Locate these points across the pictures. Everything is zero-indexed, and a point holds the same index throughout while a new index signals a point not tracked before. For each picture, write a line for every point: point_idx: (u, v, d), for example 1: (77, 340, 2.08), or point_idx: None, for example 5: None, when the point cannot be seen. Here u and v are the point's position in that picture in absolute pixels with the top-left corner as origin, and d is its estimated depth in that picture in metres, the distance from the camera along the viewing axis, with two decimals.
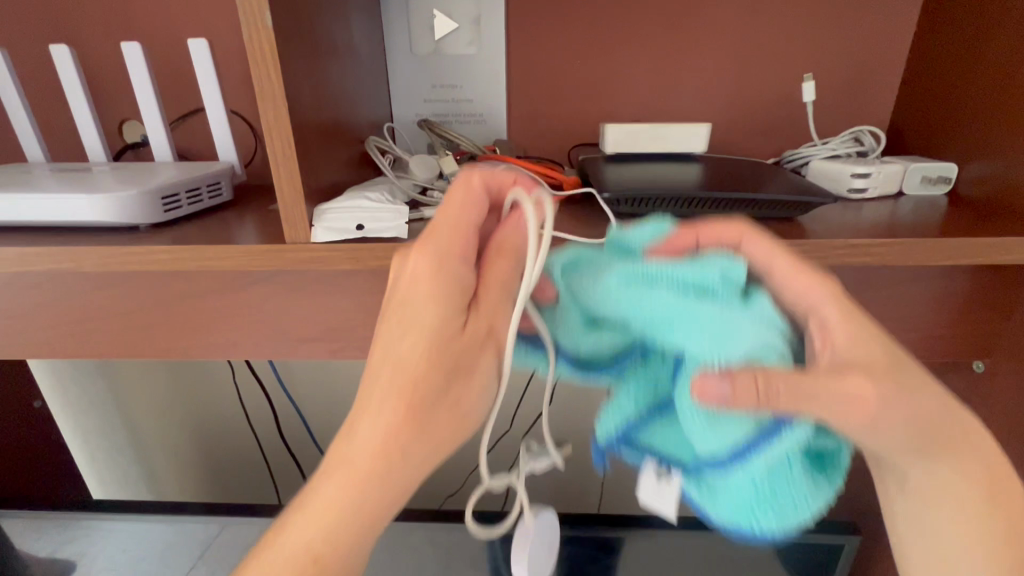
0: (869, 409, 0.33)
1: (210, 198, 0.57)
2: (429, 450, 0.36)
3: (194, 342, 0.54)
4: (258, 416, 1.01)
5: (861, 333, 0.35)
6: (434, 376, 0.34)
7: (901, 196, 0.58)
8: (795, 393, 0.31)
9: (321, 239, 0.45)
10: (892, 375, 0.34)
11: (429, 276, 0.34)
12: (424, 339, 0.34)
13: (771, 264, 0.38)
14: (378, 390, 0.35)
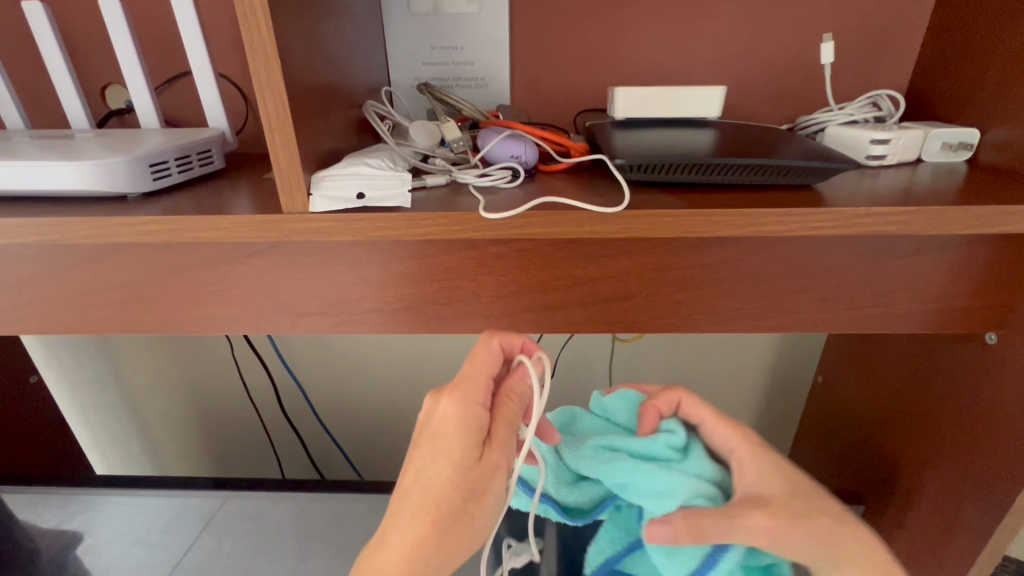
0: (772, 535, 0.41)
1: (200, 167, 0.54)
2: (447, 554, 0.40)
3: (190, 316, 0.52)
4: (258, 391, 1.00)
5: (765, 468, 0.44)
6: (455, 501, 0.39)
7: (919, 163, 0.56)
8: (722, 532, 0.40)
9: (320, 208, 0.43)
10: (790, 506, 0.42)
11: (453, 422, 0.39)
12: (448, 471, 0.39)
13: (702, 418, 0.48)
14: (406, 510, 0.39)
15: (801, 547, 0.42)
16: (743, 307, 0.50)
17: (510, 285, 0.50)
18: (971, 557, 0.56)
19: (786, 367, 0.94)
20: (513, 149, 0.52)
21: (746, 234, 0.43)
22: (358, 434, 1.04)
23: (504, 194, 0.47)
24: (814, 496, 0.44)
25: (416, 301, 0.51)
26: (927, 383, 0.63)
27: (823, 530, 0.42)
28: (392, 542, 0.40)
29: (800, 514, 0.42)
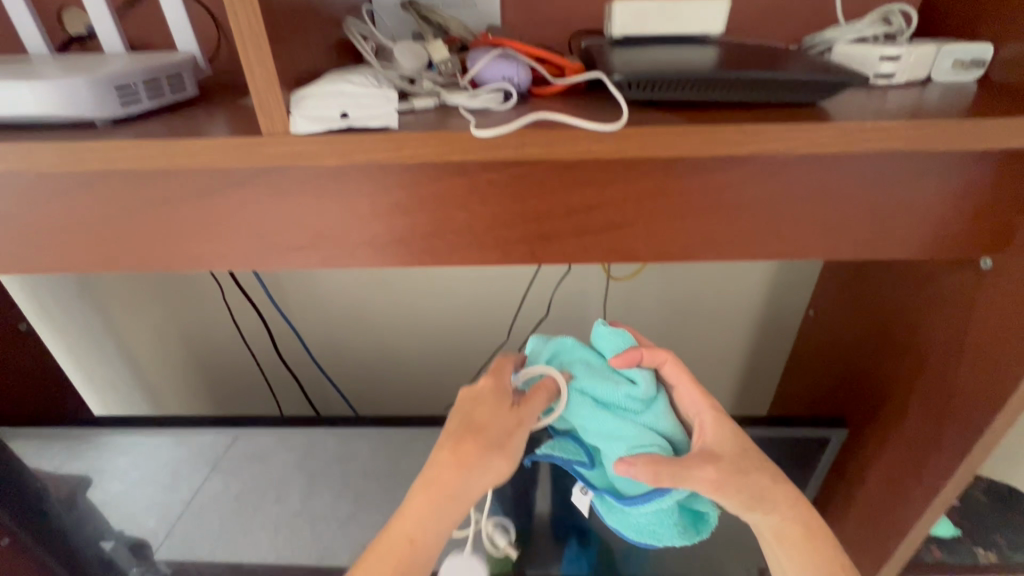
0: (718, 484, 0.48)
1: (173, 93, 0.51)
2: (482, 483, 0.48)
3: (174, 252, 0.51)
4: (255, 338, 1.02)
5: (721, 430, 0.51)
6: (489, 437, 0.49)
7: (928, 83, 0.54)
8: (677, 477, 0.47)
9: (301, 129, 0.40)
10: (732, 462, 0.50)
11: (491, 386, 0.52)
12: (487, 414, 0.50)
13: (679, 386, 0.54)
14: (450, 442, 0.49)
15: (733, 498, 0.50)
16: (741, 234, 0.49)
17: (504, 215, 0.49)
18: (948, 473, 0.59)
19: (777, 302, 0.96)
20: (504, 70, 0.49)
21: (748, 152, 0.42)
22: (357, 375, 1.05)
23: (496, 116, 0.45)
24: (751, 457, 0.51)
25: (407, 233, 0.50)
26: (918, 313, 0.64)
27: (753, 479, 0.50)
28: (437, 470, 0.48)
29: (741, 472, 0.49)
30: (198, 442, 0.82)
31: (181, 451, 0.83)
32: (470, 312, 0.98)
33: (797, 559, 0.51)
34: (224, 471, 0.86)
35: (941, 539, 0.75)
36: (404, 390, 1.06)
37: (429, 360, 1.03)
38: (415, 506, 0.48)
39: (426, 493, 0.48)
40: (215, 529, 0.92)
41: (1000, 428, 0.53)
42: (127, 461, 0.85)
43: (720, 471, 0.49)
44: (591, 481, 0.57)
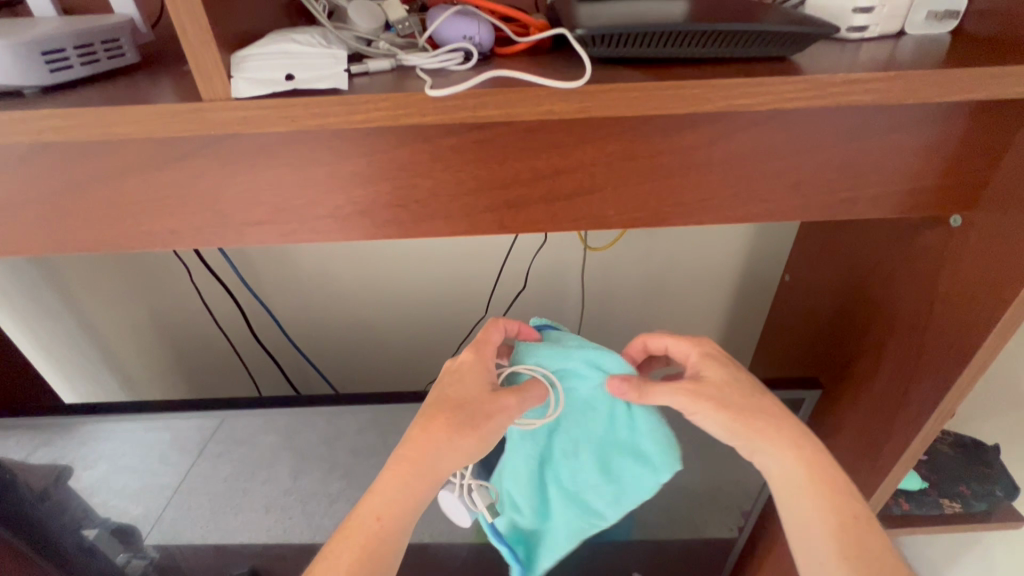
0: (699, 395, 0.52)
1: (111, 59, 0.48)
2: (455, 459, 0.49)
3: (126, 230, 0.48)
4: (228, 320, 1.00)
5: (707, 361, 0.55)
6: (463, 414, 0.49)
7: (902, 36, 0.52)
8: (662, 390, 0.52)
9: (244, 94, 0.38)
10: (717, 386, 0.53)
11: (471, 362, 0.53)
12: (463, 392, 0.51)
13: (677, 348, 0.57)
14: (425, 417, 0.50)
15: (721, 423, 0.52)
16: (712, 197, 0.48)
17: (469, 182, 0.47)
18: (917, 426, 0.60)
19: (753, 267, 0.96)
20: (465, 29, 0.47)
21: (717, 108, 0.40)
22: (336, 354, 1.04)
23: (456, 76, 0.43)
24: (739, 385, 0.54)
25: (370, 204, 0.48)
26: (890, 271, 0.64)
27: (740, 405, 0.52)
28: (409, 444, 0.49)
29: (725, 397, 0.52)
30: (182, 427, 0.81)
31: (166, 436, 0.82)
32: (447, 287, 0.97)
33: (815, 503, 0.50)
34: (210, 454, 0.84)
35: (909, 492, 0.77)
36: (384, 367, 1.06)
37: (408, 336, 1.02)
38: (385, 480, 0.48)
39: (398, 466, 0.49)
40: (205, 514, 0.91)
41: (967, 380, 0.55)
42: (105, 449, 0.83)
43: (698, 394, 0.52)
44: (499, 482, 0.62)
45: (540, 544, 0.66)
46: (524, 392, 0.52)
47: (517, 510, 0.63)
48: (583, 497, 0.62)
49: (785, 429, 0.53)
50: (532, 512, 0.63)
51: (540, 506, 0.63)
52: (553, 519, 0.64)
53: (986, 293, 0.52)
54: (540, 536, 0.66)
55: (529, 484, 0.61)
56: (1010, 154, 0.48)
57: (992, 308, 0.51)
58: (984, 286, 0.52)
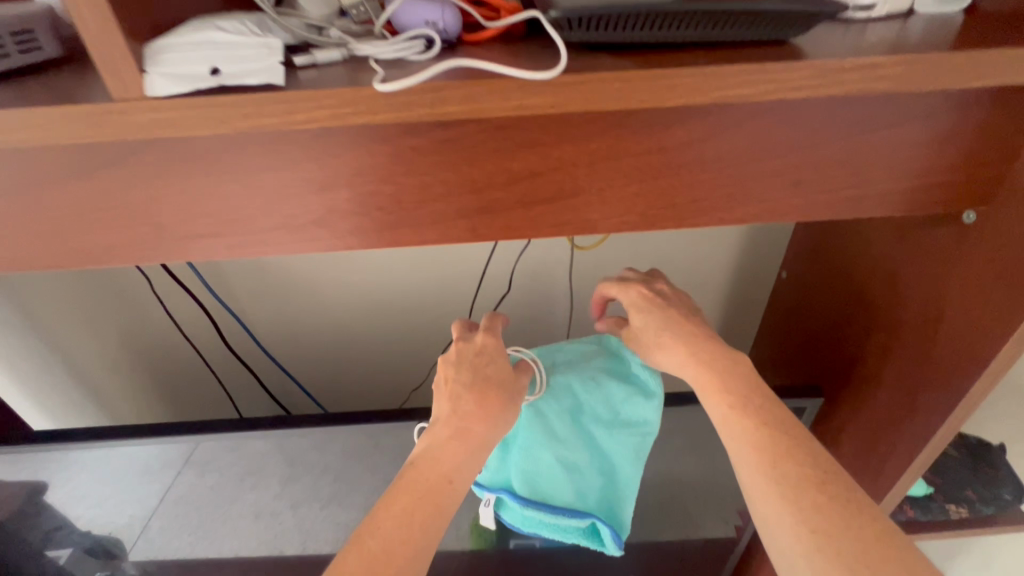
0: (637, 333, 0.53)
1: (23, 53, 0.42)
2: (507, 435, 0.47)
3: (52, 246, 0.43)
4: (199, 330, 0.95)
5: (642, 300, 0.53)
6: (507, 393, 0.48)
7: (911, 16, 0.47)
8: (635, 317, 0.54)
9: (160, 92, 0.33)
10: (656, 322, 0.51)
11: (496, 343, 0.49)
12: (505, 371, 0.48)
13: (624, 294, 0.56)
14: (474, 398, 0.46)
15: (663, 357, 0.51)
16: (707, 197, 0.44)
17: (436, 187, 0.42)
18: (925, 437, 0.57)
19: (749, 263, 0.92)
20: (427, 13, 0.41)
21: (711, 99, 0.36)
22: (313, 363, 0.99)
23: (414, 67, 0.37)
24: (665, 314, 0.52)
25: (327, 214, 0.43)
26: (897, 267, 0.60)
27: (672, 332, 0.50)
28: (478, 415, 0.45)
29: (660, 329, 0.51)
30: (153, 449, 0.75)
31: (142, 457, 0.76)
32: (430, 290, 0.91)
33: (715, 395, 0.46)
34: (197, 465, 0.78)
35: (915, 498, 0.74)
36: (366, 375, 1.01)
37: (389, 344, 0.97)
38: (443, 447, 0.43)
39: (464, 433, 0.44)
40: (192, 522, 0.86)
41: (983, 387, 0.51)
42: (64, 475, 0.78)
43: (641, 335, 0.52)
44: (528, 445, 0.57)
45: (621, 493, 0.59)
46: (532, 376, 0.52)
47: (574, 470, 0.58)
48: (625, 420, 0.57)
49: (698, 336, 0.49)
50: (590, 464, 0.58)
51: (591, 458, 0.58)
52: (612, 458, 0.58)
53: (1006, 293, 0.47)
54: (602, 489, 0.59)
55: (562, 433, 0.57)
56: None
57: (1011, 310, 0.47)
58: (1002, 286, 0.48)
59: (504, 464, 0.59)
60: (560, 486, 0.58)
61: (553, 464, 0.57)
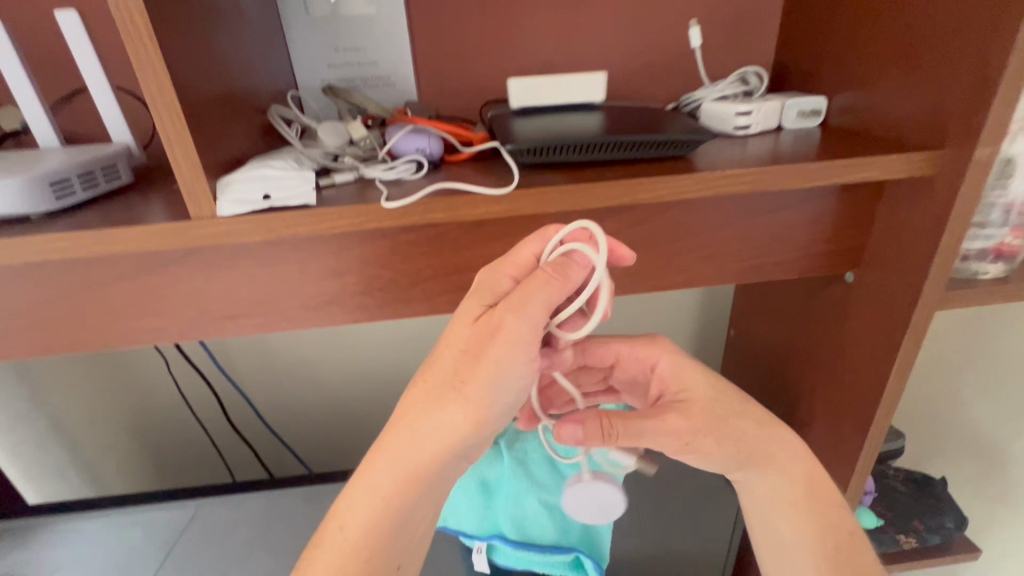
0: (687, 427, 0.53)
1: (107, 182, 0.55)
2: (445, 430, 0.41)
3: (115, 330, 0.53)
4: (204, 410, 0.99)
5: (687, 375, 0.57)
6: (451, 356, 0.42)
7: (781, 131, 0.63)
8: (676, 374, 0.57)
9: (227, 212, 0.45)
10: (701, 404, 0.55)
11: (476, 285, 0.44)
12: (453, 334, 0.42)
13: (658, 359, 0.58)
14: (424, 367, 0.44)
15: (717, 445, 0.54)
16: (637, 270, 0.56)
17: (425, 271, 0.54)
18: (851, 466, 0.66)
19: (705, 323, 1.03)
20: (417, 145, 0.55)
21: (624, 202, 0.49)
22: (312, 436, 1.04)
23: (409, 186, 0.51)
24: (720, 402, 0.55)
25: (338, 294, 0.54)
26: (812, 321, 0.71)
27: (728, 432, 0.54)
28: (393, 419, 0.43)
29: (715, 417, 0.54)
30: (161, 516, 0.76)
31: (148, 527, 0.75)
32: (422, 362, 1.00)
33: (798, 521, 0.56)
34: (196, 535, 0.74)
35: (868, 531, 0.80)
36: (361, 448, 1.05)
37: (384, 415, 1.03)
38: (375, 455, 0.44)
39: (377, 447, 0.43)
40: None
41: (884, 415, 0.61)
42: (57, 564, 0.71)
43: (690, 417, 0.53)
44: (513, 494, 0.64)
45: (599, 529, 0.66)
46: (524, 309, 0.39)
47: (555, 512, 0.65)
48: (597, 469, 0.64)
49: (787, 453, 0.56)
50: None
51: None
52: None
53: (885, 337, 0.59)
54: (582, 528, 0.65)
55: (543, 480, 0.65)
56: (876, 223, 0.57)
57: (892, 351, 0.58)
58: (883, 333, 0.59)
59: (494, 512, 0.65)
60: (543, 527, 0.64)
61: (537, 507, 0.64)
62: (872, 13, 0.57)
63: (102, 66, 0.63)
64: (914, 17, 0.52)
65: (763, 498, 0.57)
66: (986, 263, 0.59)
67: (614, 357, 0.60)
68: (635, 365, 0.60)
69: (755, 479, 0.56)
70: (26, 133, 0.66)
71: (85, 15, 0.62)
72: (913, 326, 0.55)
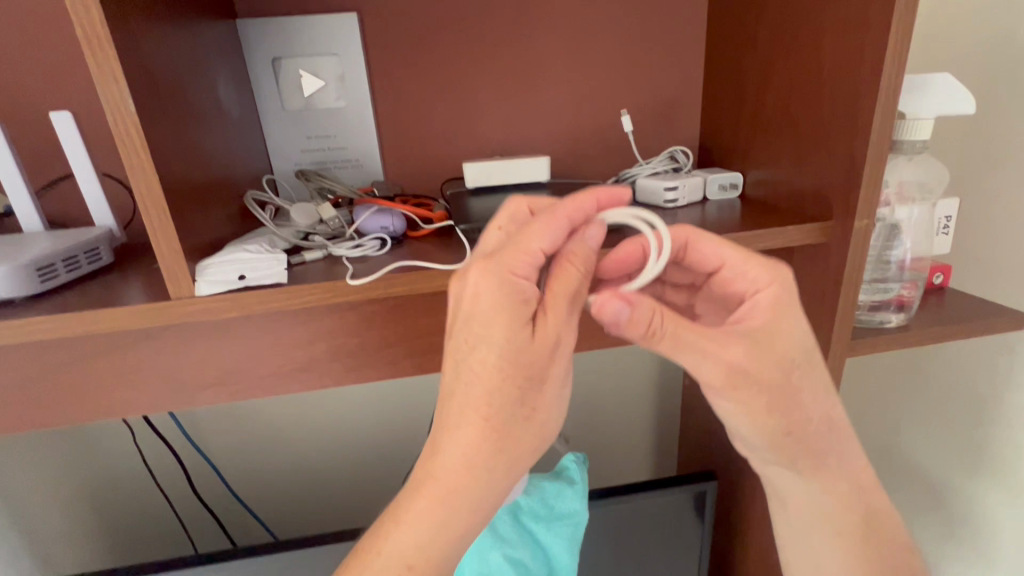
0: (738, 363, 0.43)
1: (89, 264, 0.59)
2: (512, 458, 0.41)
3: (89, 405, 0.55)
4: (169, 480, 0.97)
5: (775, 319, 0.44)
6: (506, 383, 0.39)
7: (706, 201, 0.72)
8: (766, 313, 0.45)
9: (205, 292, 0.50)
10: (778, 352, 0.44)
11: (489, 289, 0.38)
12: (502, 361, 0.39)
13: (760, 286, 0.45)
14: (458, 397, 0.40)
15: (764, 403, 0.46)
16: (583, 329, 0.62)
17: (389, 338, 0.58)
18: None
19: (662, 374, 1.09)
20: (382, 223, 0.62)
21: None
22: (281, 502, 1.02)
23: (373, 262, 0.56)
24: (805, 371, 0.46)
25: (308, 362, 0.58)
26: None
27: (788, 400, 0.46)
28: (440, 459, 0.40)
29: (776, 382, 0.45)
30: None
31: None
32: (391, 422, 1.01)
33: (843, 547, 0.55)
34: None
35: None
36: (330, 510, 1.04)
37: (353, 476, 1.03)
38: (425, 504, 0.40)
39: (431, 490, 0.40)
40: None
41: None
42: None
43: (754, 356, 0.43)
44: (479, 553, 0.66)
45: None
46: (573, 324, 0.41)
47: (519, 565, 0.67)
48: (558, 519, 0.68)
49: (837, 462, 0.53)
50: (533, 558, 0.67)
51: (533, 552, 0.68)
52: (552, 550, 0.68)
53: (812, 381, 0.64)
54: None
55: (506, 535, 0.67)
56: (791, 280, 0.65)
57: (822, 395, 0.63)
58: None
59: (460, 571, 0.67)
60: None
61: (501, 562, 0.66)
62: (767, 106, 0.67)
63: (90, 156, 0.68)
64: (797, 110, 0.62)
65: (799, 525, 0.57)
66: (889, 312, 0.66)
67: (718, 263, 0.48)
68: (730, 285, 0.47)
69: (809, 495, 0.54)
70: (8, 218, 0.70)
71: (75, 112, 0.68)
72: (830, 369, 0.62)
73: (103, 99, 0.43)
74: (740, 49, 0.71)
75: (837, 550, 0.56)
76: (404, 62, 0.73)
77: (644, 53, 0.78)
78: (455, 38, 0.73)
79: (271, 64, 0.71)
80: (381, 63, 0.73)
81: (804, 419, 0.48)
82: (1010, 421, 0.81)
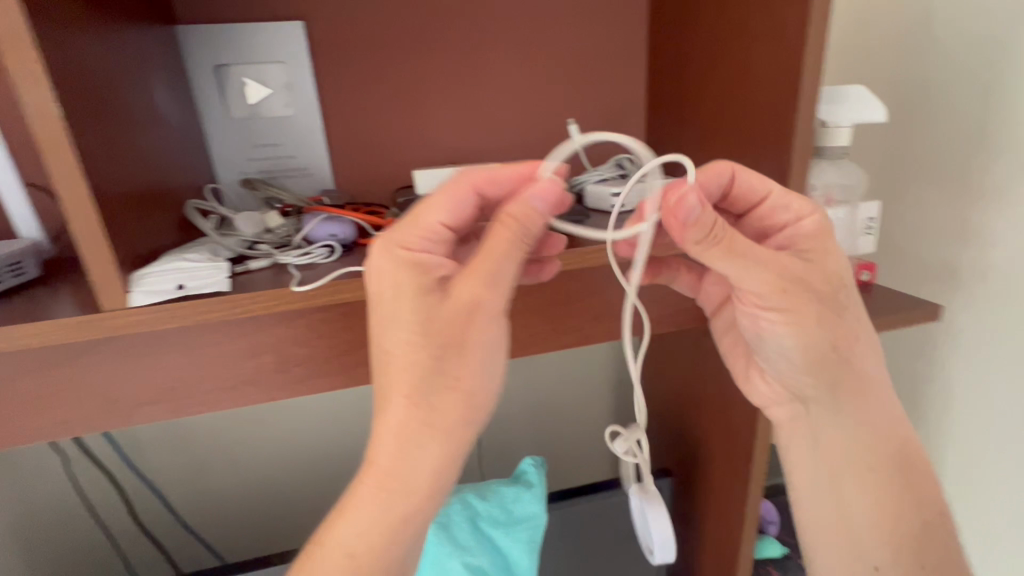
0: (789, 281, 0.48)
1: (11, 278, 0.55)
2: (445, 424, 0.45)
3: (11, 429, 0.51)
4: (107, 510, 0.91)
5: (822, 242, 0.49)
6: (428, 352, 0.43)
7: None
8: (813, 237, 0.49)
9: (140, 302, 0.48)
10: (826, 270, 0.49)
11: (388, 269, 0.43)
12: (419, 334, 0.43)
13: (803, 214, 0.50)
14: (381, 375, 0.44)
15: (818, 320, 0.50)
16: None
17: (340, 346, 0.57)
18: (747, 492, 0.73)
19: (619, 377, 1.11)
20: (330, 231, 0.61)
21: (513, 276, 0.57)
22: (233, 525, 0.98)
23: (322, 269, 0.56)
24: (849, 290, 0.51)
25: (256, 374, 0.56)
26: (699, 366, 0.81)
27: (832, 317, 0.51)
28: (378, 435, 0.45)
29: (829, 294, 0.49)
30: None
31: None
32: (348, 435, 0.99)
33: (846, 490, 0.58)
34: None
35: (776, 559, 0.88)
36: (287, 531, 1.00)
37: (311, 494, 1.00)
38: (371, 479, 0.45)
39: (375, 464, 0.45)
40: None
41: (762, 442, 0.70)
42: None
43: (805, 274, 0.48)
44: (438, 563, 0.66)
45: None
46: (497, 288, 0.43)
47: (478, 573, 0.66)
48: (517, 523, 0.68)
49: (844, 401, 0.55)
50: (492, 564, 0.67)
51: (492, 559, 0.67)
52: (511, 556, 0.68)
53: None
54: None
55: (464, 541, 0.67)
56: None
57: None
58: None
59: None
60: None
61: (459, 570, 0.66)
62: (706, 114, 0.71)
63: (14, 165, 0.64)
64: (731, 118, 0.66)
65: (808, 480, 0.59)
66: None
67: (765, 193, 0.50)
68: (771, 216, 0.51)
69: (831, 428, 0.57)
70: None
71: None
72: None
73: (24, 103, 0.41)
74: (679, 61, 0.74)
75: (863, 490, 0.57)
76: (352, 71, 0.73)
77: (589, 65, 0.81)
78: (404, 47, 0.74)
79: (213, 72, 0.69)
80: (330, 72, 0.73)
81: (850, 331, 0.52)
82: (933, 407, 0.87)
